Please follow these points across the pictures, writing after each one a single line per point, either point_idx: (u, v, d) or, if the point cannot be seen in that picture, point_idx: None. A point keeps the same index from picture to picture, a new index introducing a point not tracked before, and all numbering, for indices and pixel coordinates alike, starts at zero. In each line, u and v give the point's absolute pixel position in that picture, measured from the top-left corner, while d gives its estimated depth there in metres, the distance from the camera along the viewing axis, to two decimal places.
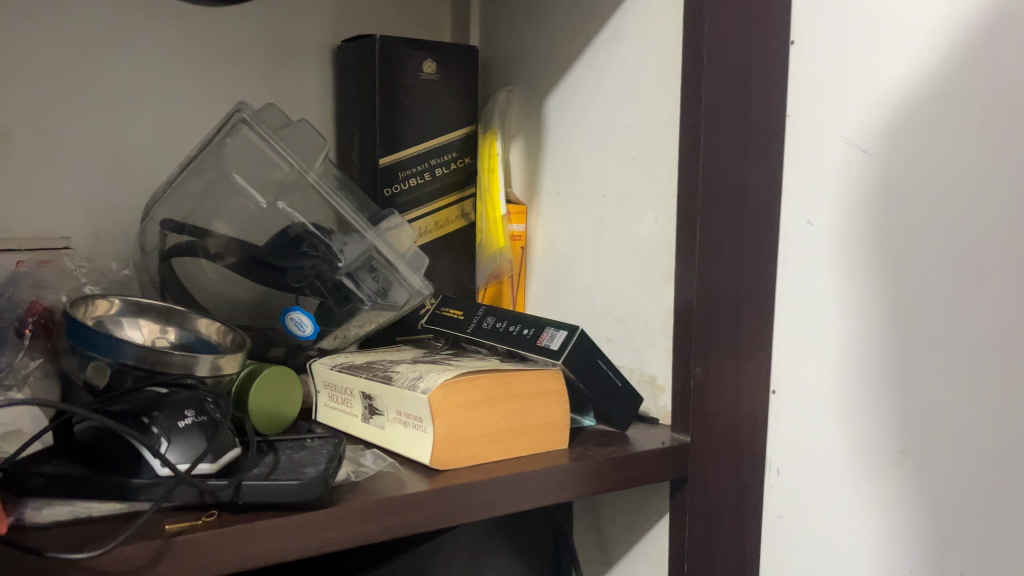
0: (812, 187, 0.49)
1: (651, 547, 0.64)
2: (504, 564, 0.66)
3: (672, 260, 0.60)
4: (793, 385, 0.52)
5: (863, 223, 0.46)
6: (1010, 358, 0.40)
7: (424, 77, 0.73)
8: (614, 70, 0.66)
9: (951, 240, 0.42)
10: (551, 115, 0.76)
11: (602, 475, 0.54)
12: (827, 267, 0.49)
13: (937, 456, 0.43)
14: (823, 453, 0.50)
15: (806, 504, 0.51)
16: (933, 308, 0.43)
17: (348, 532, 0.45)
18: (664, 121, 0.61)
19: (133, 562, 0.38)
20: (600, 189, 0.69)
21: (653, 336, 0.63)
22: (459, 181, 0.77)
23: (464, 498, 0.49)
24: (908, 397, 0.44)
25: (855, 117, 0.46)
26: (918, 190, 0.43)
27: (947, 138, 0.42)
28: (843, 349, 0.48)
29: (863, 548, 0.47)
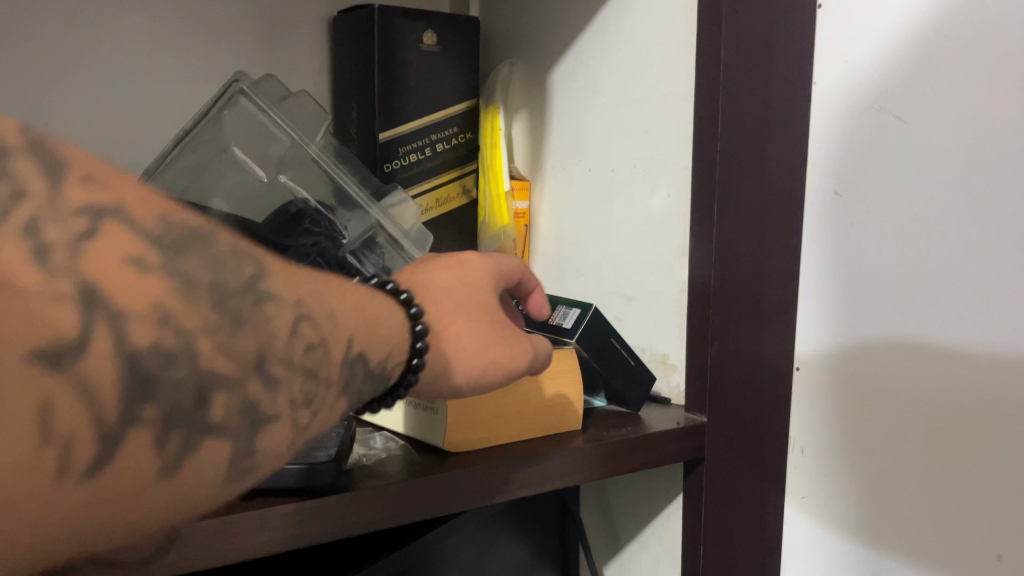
0: (840, 157, 0.48)
1: (662, 530, 0.63)
2: (511, 548, 0.64)
3: (684, 235, 0.59)
4: (817, 363, 0.50)
5: (893, 193, 0.44)
6: None
7: (424, 49, 0.70)
8: (625, 40, 0.64)
9: (986, 211, 0.39)
10: (557, 89, 0.74)
11: (616, 458, 0.52)
12: (856, 239, 0.47)
13: (970, 435, 0.40)
14: (853, 432, 0.48)
15: (833, 485, 0.49)
16: (955, 279, 0.41)
17: (361, 519, 0.43)
18: (677, 93, 0.58)
19: (140, 552, 0.36)
20: (609, 164, 0.67)
21: (665, 316, 0.61)
22: (460, 157, 0.75)
23: (480, 482, 0.47)
24: (937, 375, 0.42)
25: (886, 82, 0.44)
26: (950, 158, 0.41)
27: (982, 104, 0.39)
28: (871, 323, 0.46)
29: (893, 533, 0.45)
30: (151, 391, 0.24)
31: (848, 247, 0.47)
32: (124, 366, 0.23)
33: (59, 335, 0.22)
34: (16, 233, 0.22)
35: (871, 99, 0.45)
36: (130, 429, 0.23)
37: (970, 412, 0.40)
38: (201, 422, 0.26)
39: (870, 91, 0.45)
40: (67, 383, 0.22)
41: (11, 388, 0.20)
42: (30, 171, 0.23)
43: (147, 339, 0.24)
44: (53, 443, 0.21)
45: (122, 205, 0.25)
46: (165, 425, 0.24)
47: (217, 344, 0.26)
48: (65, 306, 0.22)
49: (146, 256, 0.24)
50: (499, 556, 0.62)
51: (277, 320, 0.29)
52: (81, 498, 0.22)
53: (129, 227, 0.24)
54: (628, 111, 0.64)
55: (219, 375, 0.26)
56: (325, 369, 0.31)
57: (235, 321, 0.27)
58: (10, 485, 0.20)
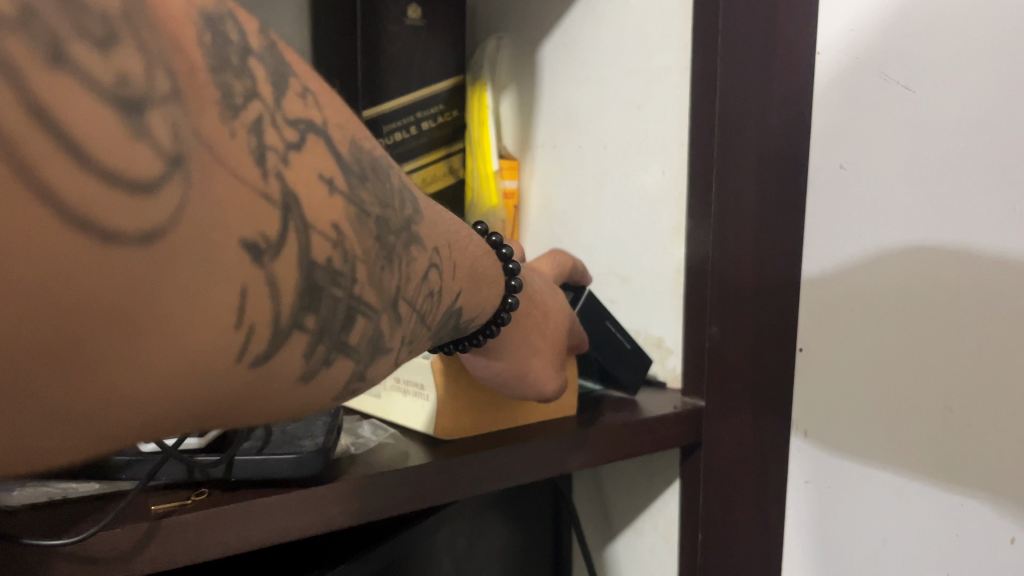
0: (846, 130, 0.46)
1: (659, 517, 0.61)
2: (505, 538, 0.63)
3: (680, 214, 0.57)
4: (820, 343, 0.49)
5: (899, 165, 0.43)
6: None
7: (409, 23, 0.68)
8: (617, 12, 0.62)
9: (1003, 179, 0.37)
10: (546, 65, 0.72)
11: (612, 443, 0.51)
12: (864, 212, 0.45)
13: (983, 409, 0.39)
14: (864, 412, 0.46)
15: (838, 466, 0.48)
16: (970, 250, 0.39)
17: (350, 510, 0.41)
18: (673, 64, 0.57)
19: (120, 548, 0.34)
20: (601, 140, 0.65)
21: (662, 297, 0.59)
22: (446, 136, 0.72)
23: (474, 469, 0.45)
24: (950, 350, 0.41)
25: (893, 50, 0.43)
26: (962, 127, 0.39)
27: (998, 69, 0.37)
28: (880, 299, 0.44)
29: (901, 512, 0.44)
30: (319, 303, 0.23)
31: (854, 221, 0.46)
32: (305, 273, 0.22)
33: (268, 228, 0.20)
34: (248, 126, 0.20)
35: (878, 67, 0.44)
36: (297, 331, 0.22)
37: (988, 387, 0.39)
38: (344, 342, 0.24)
39: (876, 59, 0.44)
40: (269, 276, 0.20)
41: (231, 269, 0.19)
42: (264, 74, 0.22)
43: (326, 254, 0.23)
44: (244, 330, 0.20)
45: (324, 121, 0.24)
46: (320, 337, 0.23)
47: (372, 269, 0.25)
48: (274, 204, 0.21)
49: (336, 176, 0.24)
50: (492, 547, 0.61)
51: (418, 263, 0.28)
52: (239, 391, 0.21)
53: (325, 143, 0.24)
54: (621, 85, 0.63)
55: (367, 300, 0.25)
56: (433, 316, 0.31)
57: (390, 256, 0.26)
58: (204, 368, 0.19)
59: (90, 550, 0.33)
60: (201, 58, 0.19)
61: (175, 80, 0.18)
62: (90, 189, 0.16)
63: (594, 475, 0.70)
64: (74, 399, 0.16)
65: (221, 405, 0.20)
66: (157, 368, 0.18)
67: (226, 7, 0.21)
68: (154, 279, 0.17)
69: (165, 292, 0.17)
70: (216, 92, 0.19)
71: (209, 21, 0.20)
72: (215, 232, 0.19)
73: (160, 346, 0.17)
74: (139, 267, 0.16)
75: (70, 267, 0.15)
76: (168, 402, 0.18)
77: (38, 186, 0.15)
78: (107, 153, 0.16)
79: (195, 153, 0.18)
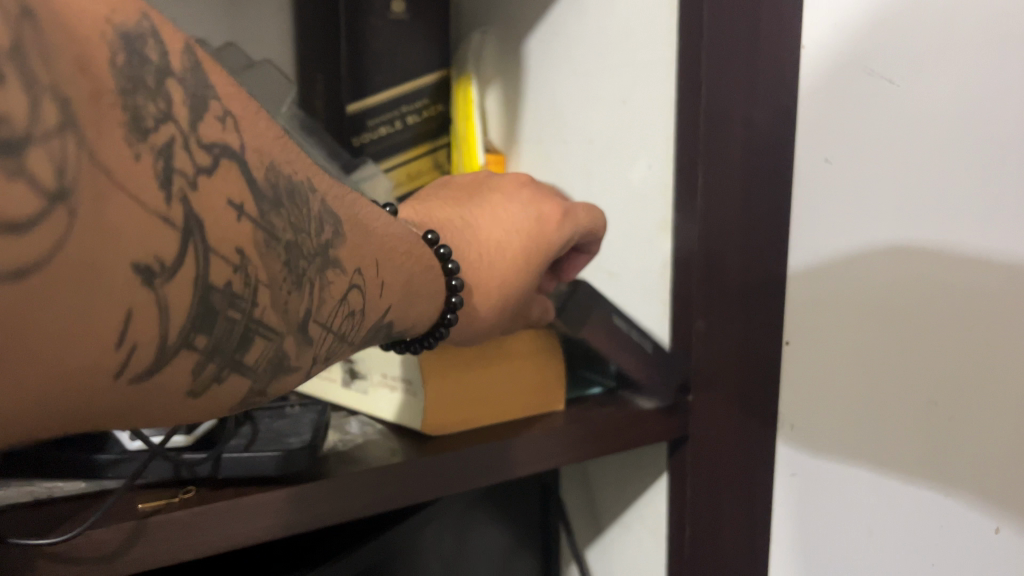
0: (831, 122, 0.46)
1: (647, 510, 0.62)
2: (494, 532, 0.63)
3: (667, 208, 0.57)
4: (805, 337, 0.49)
5: (888, 161, 0.43)
6: None
7: (393, 17, 0.68)
8: (603, 7, 0.62)
9: (993, 177, 0.37)
10: (532, 59, 0.72)
11: (595, 436, 0.51)
12: (849, 206, 0.45)
13: (974, 403, 0.39)
14: (849, 406, 0.46)
15: (825, 460, 0.48)
16: (957, 243, 0.39)
17: (339, 507, 0.41)
18: (659, 58, 0.57)
19: (108, 547, 0.34)
20: (588, 135, 0.65)
21: (650, 291, 0.59)
22: (431, 130, 0.72)
23: (463, 465, 0.45)
24: (936, 345, 0.41)
25: (882, 44, 0.43)
26: (952, 123, 0.39)
27: (989, 66, 0.37)
28: (864, 294, 0.45)
29: (890, 506, 0.44)
30: (211, 324, 0.24)
31: (841, 215, 0.46)
32: (199, 295, 0.23)
33: (164, 255, 0.22)
34: (156, 151, 0.21)
35: (862, 60, 0.44)
36: (188, 349, 0.24)
37: (974, 379, 0.39)
38: (240, 361, 0.26)
39: (860, 52, 0.44)
40: (158, 300, 0.22)
41: (116, 293, 0.20)
42: (181, 97, 0.23)
43: (223, 279, 0.24)
44: (126, 348, 0.21)
45: (243, 147, 0.25)
46: (212, 355, 0.25)
47: (277, 294, 0.27)
48: (174, 228, 0.22)
49: (245, 204, 0.25)
50: (481, 541, 0.61)
51: (334, 287, 0.30)
52: (121, 403, 0.22)
53: (239, 170, 0.25)
54: (607, 80, 0.62)
55: (267, 321, 0.27)
56: (353, 334, 0.33)
57: (299, 282, 0.28)
58: (78, 390, 0.20)
59: (77, 548, 0.33)
60: (109, 81, 0.20)
61: (72, 110, 0.19)
62: None
63: (582, 468, 0.71)
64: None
65: (100, 416, 0.22)
66: (30, 385, 0.19)
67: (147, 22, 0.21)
68: (35, 307, 0.18)
69: (42, 317, 0.19)
70: (127, 120, 0.20)
71: (126, 42, 0.20)
72: (108, 265, 0.20)
73: (33, 370, 0.19)
74: (15, 301, 0.18)
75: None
76: (39, 418, 0.20)
77: None
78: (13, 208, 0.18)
79: (85, 183, 0.19)
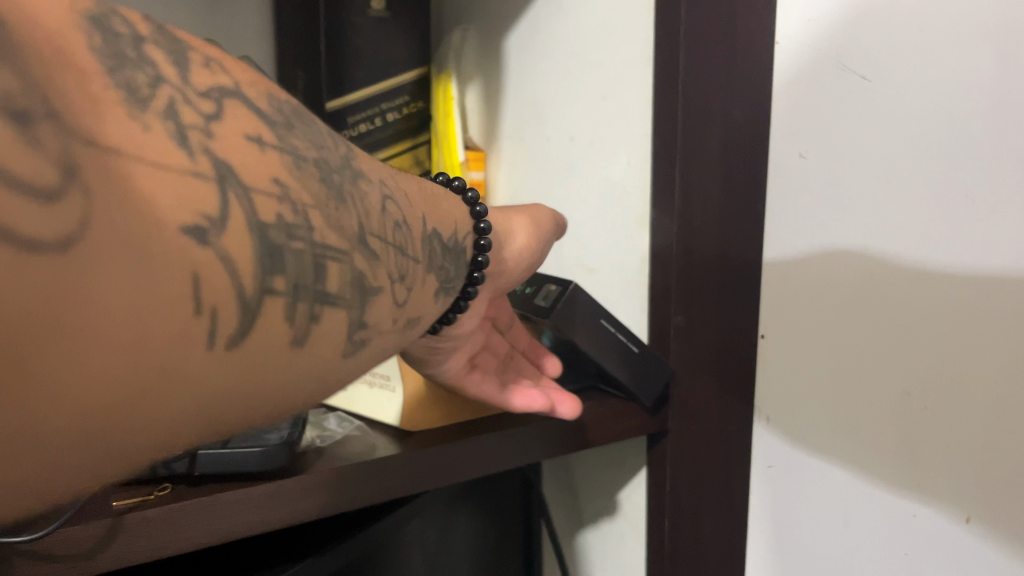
0: (804, 117, 0.46)
1: (629, 504, 0.62)
2: (477, 527, 0.63)
3: (646, 204, 0.58)
4: (780, 331, 0.49)
5: (861, 156, 0.43)
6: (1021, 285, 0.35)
7: (373, 15, 0.68)
8: (581, 4, 0.62)
9: (961, 170, 0.38)
10: (511, 56, 0.72)
11: (573, 434, 0.52)
12: (823, 201, 0.45)
13: (944, 393, 0.39)
14: (825, 400, 0.46)
15: (802, 452, 0.48)
16: (928, 237, 0.40)
17: (319, 502, 0.41)
18: (638, 55, 0.57)
19: (82, 545, 0.34)
20: (568, 131, 0.66)
21: (630, 287, 0.60)
22: (411, 128, 0.72)
23: (444, 459, 0.46)
24: (909, 338, 0.41)
25: (854, 41, 0.43)
26: (923, 118, 0.40)
27: (958, 61, 0.38)
28: (840, 287, 0.45)
29: (868, 498, 0.44)
30: (280, 260, 0.24)
31: (814, 209, 0.46)
32: (255, 236, 0.23)
33: (207, 210, 0.21)
34: (160, 115, 0.21)
35: (836, 56, 0.44)
36: (267, 295, 0.23)
37: (946, 372, 0.39)
38: (324, 292, 0.26)
39: (835, 48, 0.44)
40: (219, 254, 0.21)
41: (177, 258, 0.20)
42: (162, 57, 0.22)
43: (272, 214, 0.24)
44: (206, 313, 0.21)
45: (236, 85, 0.25)
46: (296, 295, 0.25)
47: (327, 213, 0.26)
48: (206, 179, 0.22)
49: (263, 136, 0.25)
50: (463, 537, 0.61)
51: (369, 197, 0.29)
52: (229, 370, 0.22)
53: (244, 106, 0.25)
54: (586, 77, 0.63)
55: (333, 245, 0.26)
56: (411, 248, 0.32)
57: (340, 194, 0.27)
58: (176, 356, 0.20)
59: (52, 548, 0.33)
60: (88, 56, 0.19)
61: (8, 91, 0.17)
62: (9, 200, 0.17)
63: (564, 464, 0.71)
64: (41, 414, 0.18)
65: (218, 388, 0.22)
66: (126, 359, 0.19)
67: (106, 6, 0.21)
68: (106, 271, 0.18)
69: (113, 285, 0.18)
70: (120, 92, 0.20)
71: (98, 29, 0.20)
72: (154, 229, 0.20)
73: (126, 347, 0.19)
74: (77, 277, 0.18)
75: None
76: (155, 400, 0.20)
77: None
78: (44, 206, 0.17)
79: (101, 155, 0.19)
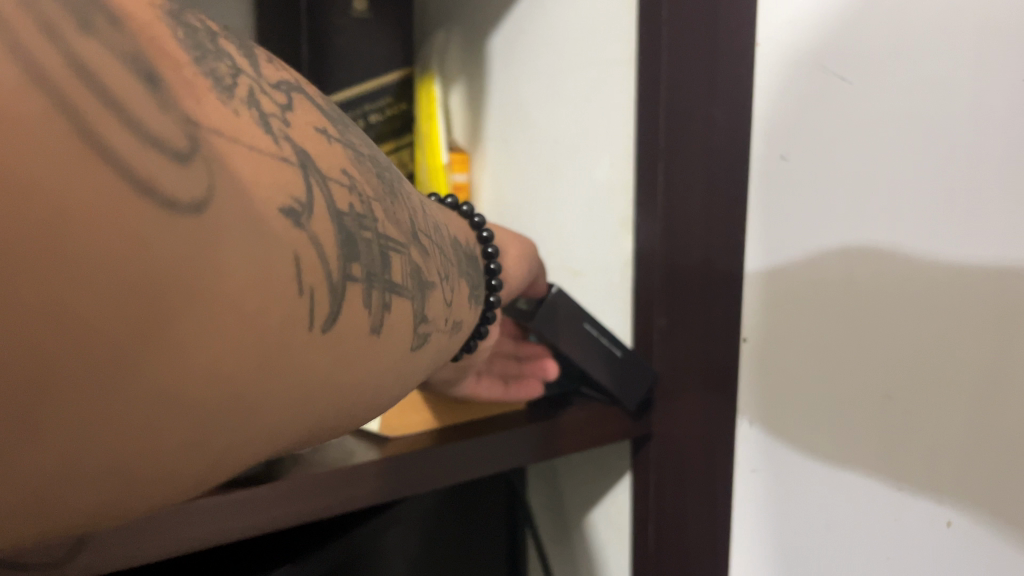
0: (784, 120, 0.46)
1: (613, 508, 0.62)
2: (461, 533, 0.63)
3: (629, 206, 0.57)
4: (762, 335, 0.49)
5: (840, 158, 0.43)
6: (1000, 289, 0.35)
7: (356, 15, 0.67)
8: (565, 4, 0.62)
9: (941, 173, 0.38)
10: (495, 58, 0.72)
11: (555, 436, 0.51)
12: (804, 203, 0.45)
13: (925, 397, 0.39)
14: (806, 402, 0.46)
15: (785, 456, 0.48)
16: (907, 238, 0.39)
17: (294, 509, 0.40)
18: (621, 56, 0.57)
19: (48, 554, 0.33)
20: (552, 134, 0.65)
21: (614, 290, 0.60)
22: (394, 129, 0.71)
23: (422, 465, 0.45)
24: (890, 340, 0.41)
25: (833, 42, 0.43)
26: (901, 120, 0.39)
27: (934, 62, 0.38)
28: (820, 289, 0.45)
29: (851, 503, 0.44)
30: (358, 250, 0.21)
31: (793, 211, 0.46)
32: (340, 224, 0.20)
33: (297, 192, 0.19)
34: (243, 103, 0.19)
35: (815, 57, 0.44)
36: (349, 282, 0.21)
37: (928, 373, 0.39)
38: (393, 283, 0.23)
39: (814, 49, 0.44)
40: (312, 239, 0.19)
41: (281, 234, 0.18)
42: (233, 46, 0.20)
43: (347, 204, 0.21)
44: (308, 294, 0.19)
45: (297, 81, 0.22)
46: (372, 283, 0.22)
47: (385, 207, 0.24)
48: (291, 165, 0.19)
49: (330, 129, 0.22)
50: (446, 543, 0.61)
51: (411, 197, 0.27)
52: (326, 360, 0.20)
53: (307, 101, 0.22)
54: (570, 78, 0.62)
55: (394, 238, 0.24)
56: (445, 249, 0.30)
57: (392, 191, 0.25)
58: (281, 340, 0.18)
59: (21, 556, 0.31)
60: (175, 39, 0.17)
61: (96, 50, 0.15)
62: (136, 155, 0.14)
63: (549, 468, 0.71)
64: (145, 406, 0.15)
65: (316, 380, 0.19)
66: (236, 344, 0.16)
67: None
68: (220, 241, 0.16)
69: (225, 256, 0.16)
70: (207, 79, 0.17)
71: (178, 22, 0.18)
72: (250, 207, 0.17)
73: (237, 329, 0.16)
74: (195, 247, 0.15)
75: (99, 259, 0.13)
76: (262, 394, 0.18)
77: (85, 136, 0.13)
78: (153, 170, 0.15)
79: (202, 139, 0.16)
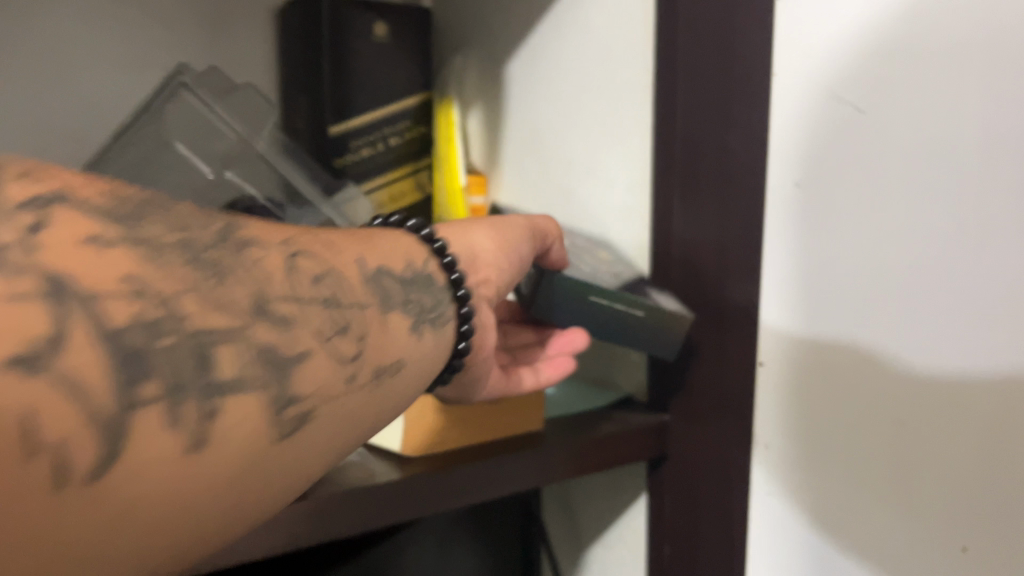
0: (793, 149, 0.47)
1: (628, 529, 0.62)
2: (475, 553, 0.63)
3: (645, 230, 0.58)
4: (777, 359, 0.49)
5: (855, 188, 0.44)
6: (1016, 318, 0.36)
7: (374, 40, 0.69)
8: (581, 31, 0.63)
9: (955, 203, 0.38)
10: (512, 83, 0.73)
11: (572, 455, 0.51)
12: (819, 230, 0.46)
13: (941, 423, 0.40)
14: (819, 425, 0.47)
15: (800, 481, 0.49)
16: (921, 265, 0.40)
17: (314, 529, 0.41)
18: (636, 84, 0.58)
19: None
20: (568, 159, 0.66)
21: None
22: (413, 151, 0.73)
23: (443, 484, 0.46)
24: (906, 363, 0.41)
25: (846, 74, 0.44)
26: (915, 150, 0.40)
27: (944, 94, 0.38)
28: (835, 315, 0.45)
29: (868, 528, 0.44)
30: (143, 368, 0.22)
31: (804, 237, 0.47)
32: (107, 350, 0.22)
33: (27, 338, 0.20)
34: None
35: (828, 88, 0.45)
36: (138, 406, 0.22)
37: (939, 398, 0.40)
38: (224, 383, 0.24)
39: (827, 81, 0.45)
40: (51, 383, 0.20)
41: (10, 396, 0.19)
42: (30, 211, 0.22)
43: (127, 317, 0.22)
44: (49, 449, 0.20)
45: (76, 198, 0.24)
46: (174, 395, 0.23)
47: (201, 296, 0.25)
48: (25, 309, 0.20)
49: (102, 235, 0.23)
50: (462, 564, 0.61)
51: (294, 274, 0.28)
52: (107, 503, 0.21)
53: (81, 214, 0.23)
54: (585, 104, 0.64)
55: (219, 330, 0.24)
56: (361, 306, 0.31)
57: (213, 266, 0.26)
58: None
59: None
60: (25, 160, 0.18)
61: None
62: None
63: (563, 489, 0.71)
64: None
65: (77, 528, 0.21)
66: None
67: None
68: None
69: None
70: None
71: None
72: None
73: None
74: None
75: None
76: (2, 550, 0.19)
77: None
78: None
79: None
